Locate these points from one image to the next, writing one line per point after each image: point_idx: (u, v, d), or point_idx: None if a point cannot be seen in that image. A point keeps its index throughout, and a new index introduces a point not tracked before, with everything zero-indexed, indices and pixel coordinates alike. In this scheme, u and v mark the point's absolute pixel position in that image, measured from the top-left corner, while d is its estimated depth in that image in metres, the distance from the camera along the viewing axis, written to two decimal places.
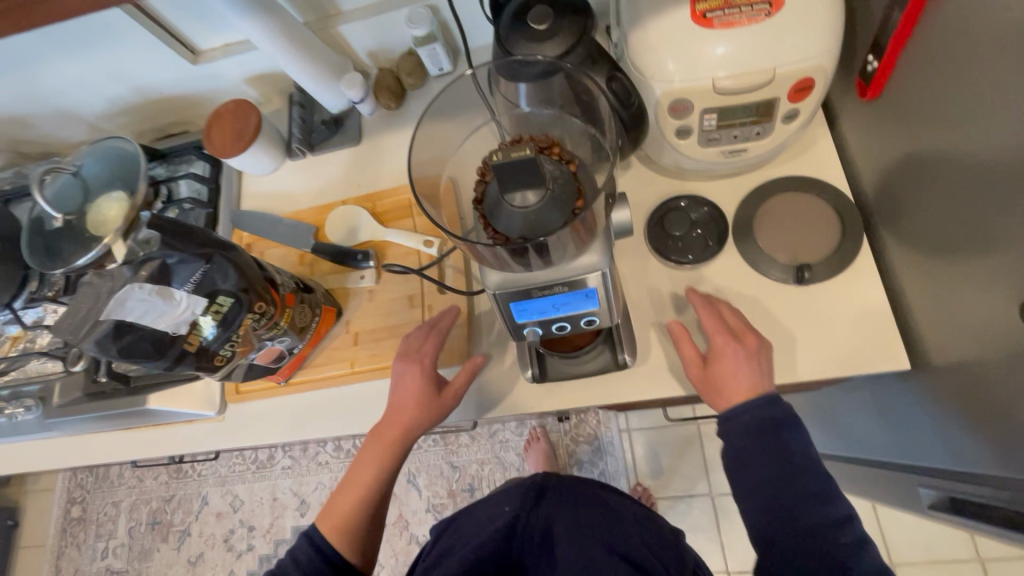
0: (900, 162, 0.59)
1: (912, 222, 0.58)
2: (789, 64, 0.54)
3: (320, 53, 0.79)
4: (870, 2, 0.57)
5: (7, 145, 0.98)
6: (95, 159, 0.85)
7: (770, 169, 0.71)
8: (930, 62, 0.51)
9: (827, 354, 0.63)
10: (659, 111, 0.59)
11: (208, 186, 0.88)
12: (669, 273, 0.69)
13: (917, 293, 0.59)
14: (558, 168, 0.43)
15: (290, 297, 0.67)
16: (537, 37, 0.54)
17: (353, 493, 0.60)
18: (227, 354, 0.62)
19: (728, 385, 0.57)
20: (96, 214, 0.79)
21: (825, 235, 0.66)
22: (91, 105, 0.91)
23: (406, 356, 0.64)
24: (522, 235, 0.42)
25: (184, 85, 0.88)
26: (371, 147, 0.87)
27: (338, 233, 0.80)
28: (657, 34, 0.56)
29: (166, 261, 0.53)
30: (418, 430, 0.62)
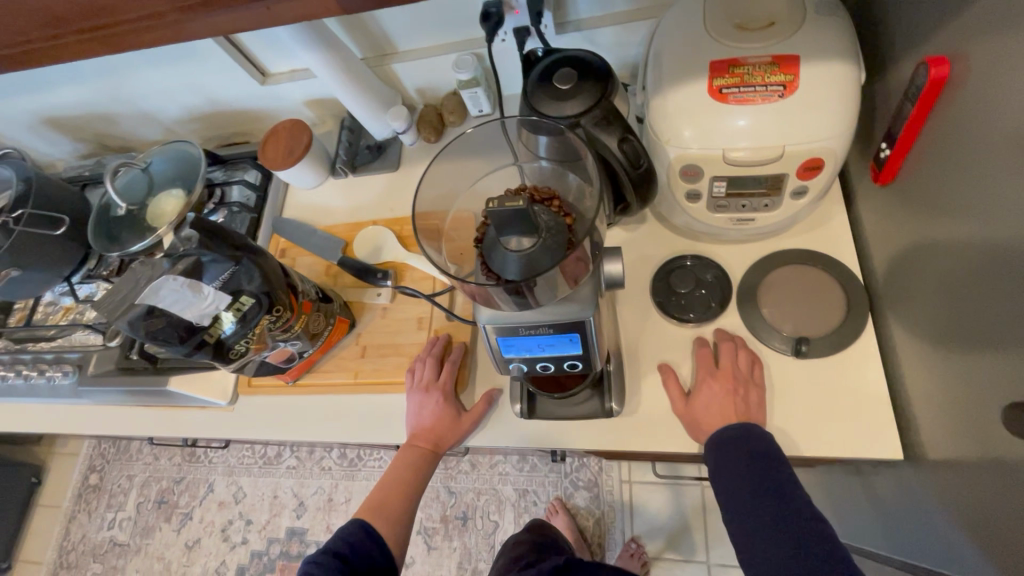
0: (909, 249, 0.59)
1: (916, 309, 0.58)
2: (799, 144, 0.56)
3: (372, 86, 0.86)
4: (890, 93, 0.59)
5: (94, 138, 1.10)
6: (163, 158, 0.95)
7: (782, 240, 0.72)
8: (941, 155, 0.52)
9: (819, 430, 0.62)
10: (671, 174, 0.62)
11: (256, 194, 0.96)
12: (669, 329, 0.71)
13: (917, 383, 0.58)
14: (553, 218, 0.47)
15: (307, 305, 0.73)
16: (560, 96, 0.58)
17: (382, 495, 0.70)
18: (242, 349, 0.67)
19: (702, 420, 0.61)
20: (155, 208, 0.90)
21: (829, 312, 0.66)
22: (169, 111, 1.01)
23: (426, 388, 0.71)
24: (517, 278, 0.45)
25: (250, 102, 0.98)
26: (407, 175, 0.93)
27: (364, 250, 0.86)
28: (674, 103, 0.59)
29: (200, 259, 0.58)
30: (441, 450, 0.71)
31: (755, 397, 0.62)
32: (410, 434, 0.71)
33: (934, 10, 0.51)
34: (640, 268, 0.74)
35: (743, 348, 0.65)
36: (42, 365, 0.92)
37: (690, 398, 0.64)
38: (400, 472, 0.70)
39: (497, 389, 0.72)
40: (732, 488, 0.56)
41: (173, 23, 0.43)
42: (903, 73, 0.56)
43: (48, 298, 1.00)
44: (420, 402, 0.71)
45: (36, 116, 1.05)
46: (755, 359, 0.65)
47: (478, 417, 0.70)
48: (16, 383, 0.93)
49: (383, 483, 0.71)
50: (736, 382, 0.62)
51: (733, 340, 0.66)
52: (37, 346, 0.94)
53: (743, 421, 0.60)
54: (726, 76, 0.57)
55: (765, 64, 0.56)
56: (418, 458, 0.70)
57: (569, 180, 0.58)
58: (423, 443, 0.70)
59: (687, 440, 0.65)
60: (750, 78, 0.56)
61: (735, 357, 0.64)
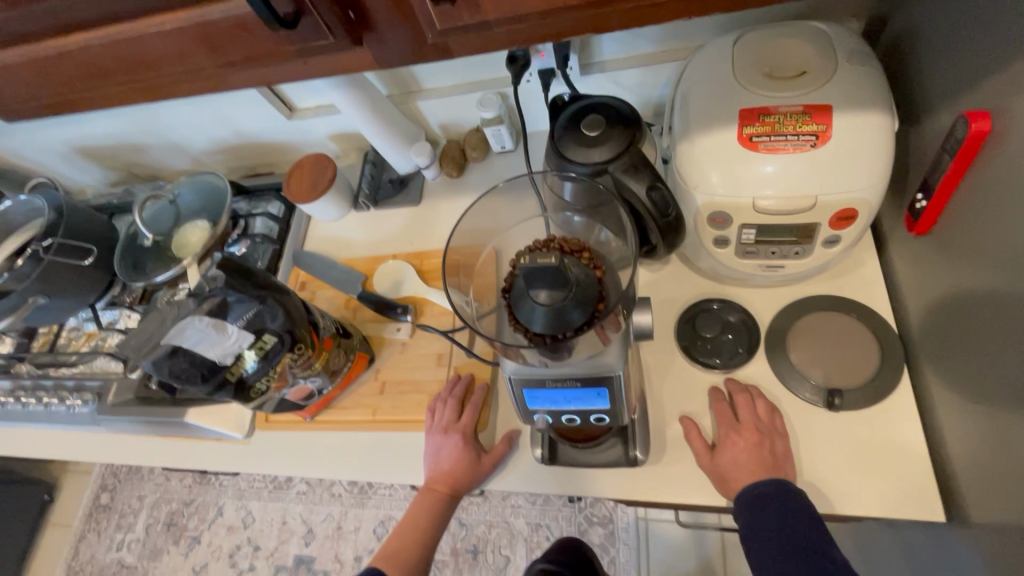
0: (946, 301, 0.57)
1: (955, 365, 0.56)
2: (831, 194, 0.55)
3: (397, 123, 0.87)
4: (925, 142, 0.58)
5: (124, 166, 1.13)
6: (191, 190, 0.96)
7: (811, 284, 0.70)
8: (980, 209, 0.51)
9: (855, 488, 0.59)
10: (698, 220, 0.61)
11: (278, 225, 0.97)
12: (694, 374, 0.69)
13: (957, 441, 0.56)
14: (583, 271, 0.46)
15: (328, 341, 0.72)
16: (588, 143, 0.58)
17: (400, 539, 0.71)
18: (262, 387, 0.67)
19: (731, 479, 0.59)
20: (181, 238, 0.91)
21: (862, 362, 0.64)
22: (197, 142, 1.03)
23: (445, 430, 0.70)
24: (544, 330, 0.44)
25: (277, 135, 0.99)
26: (428, 209, 0.93)
27: (384, 285, 0.86)
28: (703, 150, 0.58)
29: (226, 299, 0.59)
30: (461, 494, 0.69)
31: (783, 450, 0.60)
32: (427, 477, 0.70)
33: (972, 63, 0.50)
34: (665, 310, 0.73)
35: (759, 397, 0.64)
36: (63, 393, 0.92)
37: (716, 450, 0.62)
38: (419, 515, 0.70)
39: (517, 430, 0.71)
40: (768, 553, 0.54)
41: (212, 76, 0.44)
42: (940, 123, 0.55)
43: (71, 324, 1.00)
44: (438, 445, 0.69)
45: (70, 146, 1.08)
46: (774, 406, 0.63)
47: (497, 460, 0.68)
48: (36, 409, 0.94)
49: (403, 528, 0.71)
50: (760, 434, 0.60)
51: (748, 391, 0.64)
52: (58, 372, 0.94)
53: (772, 478, 0.57)
54: (756, 124, 0.56)
55: (797, 113, 0.55)
56: (436, 501, 0.69)
57: (604, 240, 0.57)
58: (440, 487, 0.69)
59: (713, 493, 0.62)
60: (781, 127, 0.55)
61: (754, 408, 0.63)
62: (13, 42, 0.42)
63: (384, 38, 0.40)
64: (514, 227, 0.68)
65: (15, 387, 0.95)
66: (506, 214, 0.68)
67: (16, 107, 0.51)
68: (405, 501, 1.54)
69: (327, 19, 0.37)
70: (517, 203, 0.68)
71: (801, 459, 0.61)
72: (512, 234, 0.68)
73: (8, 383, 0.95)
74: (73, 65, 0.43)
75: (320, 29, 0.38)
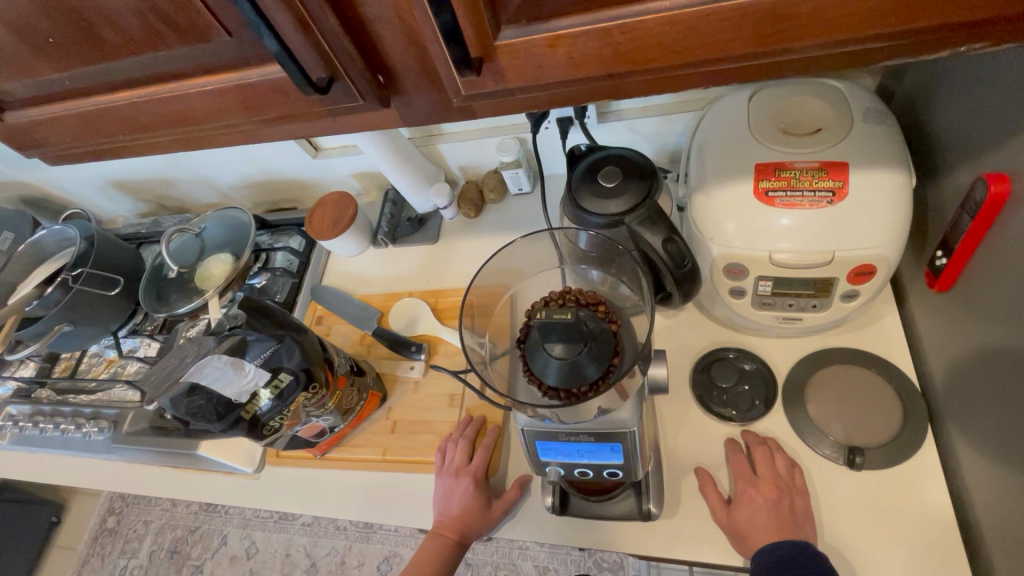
0: (969, 359, 0.56)
1: (981, 427, 0.54)
2: (849, 250, 0.55)
3: (418, 165, 0.90)
4: (944, 200, 0.58)
5: (155, 199, 1.17)
6: (216, 224, 0.99)
7: (829, 335, 0.70)
8: (1003, 269, 0.50)
9: (878, 552, 0.56)
10: (714, 271, 0.62)
11: (298, 259, 0.99)
12: (709, 424, 0.68)
13: (985, 507, 0.54)
14: (598, 324, 0.46)
15: (342, 379, 0.73)
16: (605, 194, 0.59)
17: None
18: (275, 425, 0.67)
19: (749, 537, 0.57)
20: (204, 271, 0.93)
21: (883, 419, 0.62)
22: (225, 178, 1.07)
23: (456, 474, 0.69)
24: (558, 383, 0.44)
25: (302, 173, 1.03)
26: (445, 248, 0.95)
27: (399, 322, 0.87)
28: (718, 202, 0.59)
29: (245, 338, 0.59)
30: (470, 540, 0.67)
31: (803, 509, 0.58)
32: (435, 522, 0.68)
33: (988, 126, 0.50)
34: (679, 357, 0.72)
35: (777, 451, 0.62)
36: (80, 420, 0.93)
37: (732, 506, 0.60)
38: (427, 561, 0.68)
39: (528, 475, 0.70)
40: None
41: (246, 130, 0.46)
42: (958, 181, 0.55)
43: (93, 350, 1.02)
44: (448, 488, 0.68)
45: (105, 179, 1.13)
46: (792, 461, 0.61)
47: (508, 506, 0.67)
48: (52, 435, 0.95)
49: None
50: (779, 491, 0.58)
51: (766, 445, 0.63)
52: (77, 399, 0.96)
53: (793, 538, 0.55)
54: (772, 178, 0.57)
55: (812, 169, 0.56)
56: (444, 548, 0.68)
57: (621, 291, 0.59)
58: (449, 533, 0.67)
59: (728, 550, 0.60)
60: (797, 183, 0.56)
61: (772, 463, 0.61)
62: (63, 98, 0.45)
63: (411, 99, 0.42)
64: (531, 275, 0.68)
65: (34, 412, 0.97)
66: (525, 261, 0.67)
67: (61, 153, 0.54)
68: (411, 537, 1.51)
69: (357, 84, 0.39)
70: (534, 255, 0.67)
71: (820, 518, 0.59)
72: (527, 283, 0.68)
73: (29, 407, 0.98)
74: (117, 119, 0.46)
75: (350, 93, 0.39)
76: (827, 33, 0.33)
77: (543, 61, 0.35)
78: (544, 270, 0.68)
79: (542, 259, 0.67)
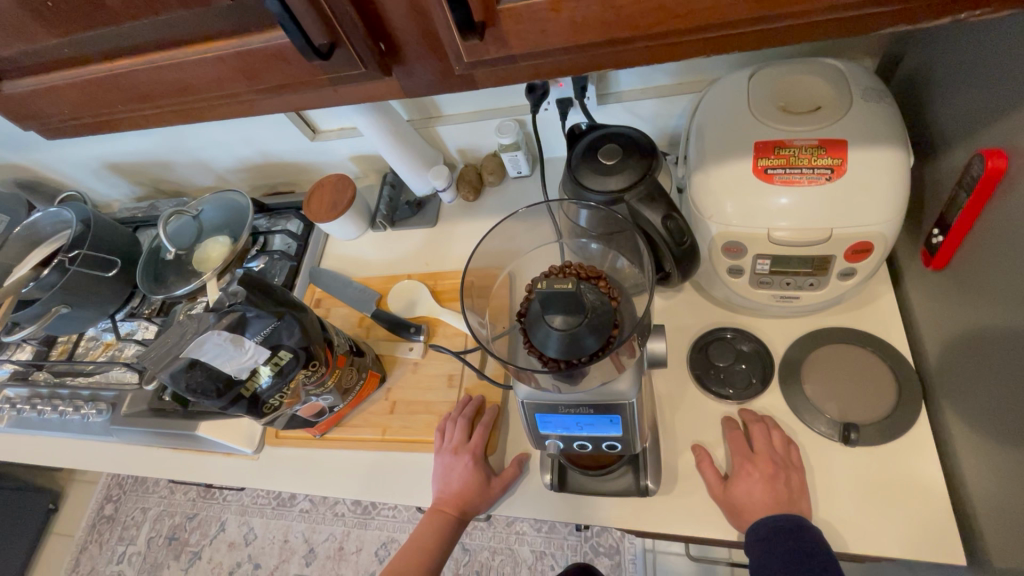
0: (963, 336, 0.57)
1: (973, 401, 0.55)
2: (847, 227, 0.55)
3: (417, 148, 0.90)
4: (942, 177, 0.58)
5: (151, 182, 1.17)
6: (213, 206, 0.99)
7: (825, 315, 0.70)
8: (998, 244, 0.51)
9: (872, 526, 0.57)
10: (713, 249, 0.62)
11: (297, 242, 0.99)
12: (707, 403, 0.68)
13: (976, 480, 0.54)
14: (599, 297, 0.46)
15: (342, 359, 0.73)
16: (604, 171, 0.59)
17: (405, 560, 0.70)
18: (275, 403, 0.68)
19: (745, 510, 0.58)
20: (201, 253, 0.93)
21: (877, 397, 0.63)
22: (222, 161, 1.07)
23: (455, 451, 0.69)
24: (559, 355, 0.45)
25: (299, 156, 1.02)
26: (444, 231, 0.95)
27: (397, 304, 0.87)
28: (718, 180, 0.59)
29: (245, 314, 0.59)
30: (470, 515, 0.68)
31: (798, 484, 0.59)
32: (435, 498, 0.69)
33: (986, 102, 0.50)
34: (677, 337, 0.73)
35: (774, 427, 0.63)
36: (78, 402, 0.93)
37: (729, 481, 0.61)
38: (427, 537, 0.69)
39: (527, 454, 0.71)
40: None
41: (247, 100, 0.46)
42: (955, 160, 0.56)
43: (90, 333, 1.02)
44: (447, 465, 0.69)
45: (100, 161, 1.12)
46: (789, 438, 0.62)
47: (507, 482, 0.68)
48: (50, 417, 0.94)
49: (409, 552, 0.70)
50: (776, 466, 0.59)
51: (763, 421, 0.63)
52: (75, 382, 0.95)
53: (786, 512, 0.56)
54: (771, 156, 0.57)
55: (812, 147, 0.56)
56: (444, 523, 0.68)
57: (620, 267, 0.59)
58: (448, 509, 0.68)
59: (725, 525, 0.61)
60: (796, 160, 0.56)
61: (769, 439, 0.62)
62: (62, 66, 0.45)
63: (412, 68, 0.42)
64: (528, 254, 0.69)
65: (31, 395, 0.97)
66: (523, 240, 0.68)
67: (58, 125, 0.54)
68: (409, 522, 1.52)
69: (359, 51, 0.39)
70: (532, 232, 0.68)
71: (815, 493, 0.60)
72: (525, 262, 0.69)
73: (26, 390, 0.97)
74: (116, 89, 0.46)
75: (352, 60, 0.39)
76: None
77: (545, 26, 0.35)
78: (541, 247, 0.69)
79: (540, 236, 0.68)
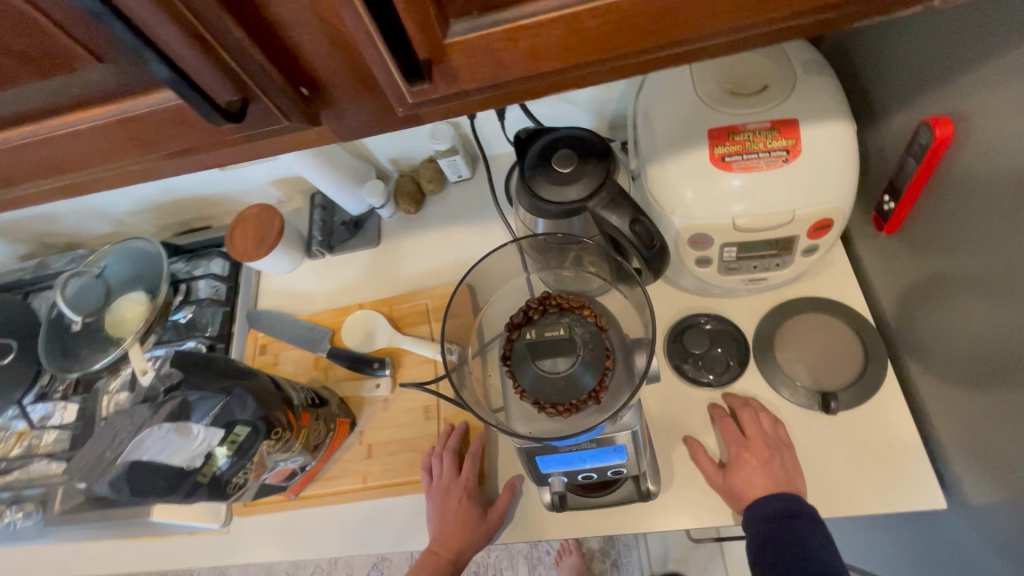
0: (918, 293, 0.59)
1: (939, 357, 0.57)
2: (808, 207, 0.55)
3: (347, 165, 0.83)
4: (885, 144, 0.59)
5: (36, 237, 1.01)
6: (118, 259, 0.87)
7: (788, 287, 0.71)
8: (949, 207, 0.52)
9: (858, 487, 0.60)
10: (679, 243, 0.61)
11: (225, 285, 0.89)
12: (690, 393, 0.68)
13: (947, 430, 0.58)
14: (588, 329, 0.44)
15: (306, 416, 0.66)
16: (561, 180, 0.55)
17: None
18: (239, 481, 0.60)
19: (747, 498, 0.58)
20: (114, 315, 0.82)
21: (847, 361, 0.66)
22: (119, 203, 0.94)
23: (445, 489, 0.66)
24: (556, 398, 0.43)
25: (211, 187, 0.91)
26: (389, 249, 0.88)
27: (354, 338, 0.80)
28: (676, 173, 0.57)
29: (187, 398, 0.51)
30: (471, 553, 0.65)
31: (792, 462, 0.60)
32: (430, 544, 0.65)
33: (924, 69, 0.51)
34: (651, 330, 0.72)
35: (761, 410, 0.63)
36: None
37: (726, 470, 0.61)
38: None
39: (519, 476, 0.68)
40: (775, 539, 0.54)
41: (145, 167, 0.39)
42: (897, 126, 0.57)
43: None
44: (441, 504, 0.66)
45: None
46: (775, 417, 0.63)
47: (503, 511, 0.65)
48: None
49: None
50: (769, 449, 0.60)
51: (750, 405, 0.64)
52: None
53: (787, 492, 0.57)
54: (726, 143, 0.56)
55: (765, 130, 0.55)
56: (442, 571, 0.64)
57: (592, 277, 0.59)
58: (443, 551, 0.64)
59: (726, 511, 0.62)
60: (752, 145, 0.55)
61: (759, 423, 0.62)
62: None
63: (343, 110, 0.37)
64: (498, 288, 0.64)
65: None
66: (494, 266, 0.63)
67: None
68: None
69: (278, 102, 0.34)
70: (498, 264, 0.63)
71: (803, 465, 0.62)
72: (495, 298, 0.64)
73: None
74: None
75: (272, 114, 0.34)
76: (801, 1, 0.30)
77: (501, 57, 0.31)
78: (510, 282, 0.64)
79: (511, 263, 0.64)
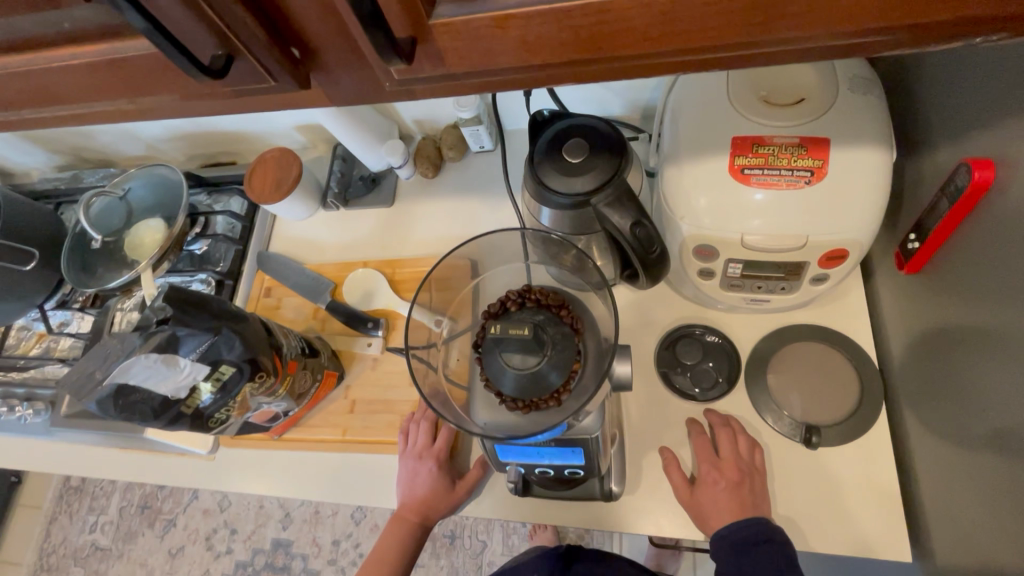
0: (926, 340, 0.56)
1: (933, 408, 0.55)
2: (823, 235, 0.52)
3: (370, 122, 0.83)
4: (924, 177, 0.55)
5: (72, 150, 1.04)
6: (142, 184, 0.89)
7: (795, 311, 0.69)
8: (976, 255, 0.48)
9: (825, 524, 0.59)
10: (683, 251, 0.58)
11: (241, 224, 0.91)
12: (673, 402, 0.67)
13: (928, 483, 0.56)
14: (559, 330, 0.45)
15: (293, 364, 0.68)
16: (570, 170, 0.53)
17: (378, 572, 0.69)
18: (222, 417, 0.63)
19: (710, 517, 0.58)
20: (133, 239, 0.85)
21: (840, 397, 0.63)
22: (150, 129, 0.95)
23: (419, 456, 0.68)
24: (517, 392, 0.44)
25: (237, 125, 0.92)
26: (401, 211, 0.88)
27: (353, 296, 0.81)
28: (690, 179, 0.55)
29: (175, 333, 0.53)
30: (437, 519, 0.67)
31: (762, 488, 0.59)
32: (399, 505, 0.68)
33: (976, 104, 0.47)
34: (645, 333, 0.71)
35: (740, 431, 0.62)
36: (13, 401, 0.86)
37: (694, 485, 0.61)
38: (393, 544, 0.68)
39: None
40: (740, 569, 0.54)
41: (146, 106, 0.40)
42: (939, 161, 0.52)
43: (20, 323, 0.93)
44: (412, 472, 0.68)
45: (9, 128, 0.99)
46: (754, 442, 0.62)
47: (471, 486, 0.67)
48: None
49: (375, 558, 0.69)
50: (741, 473, 0.59)
51: (729, 426, 0.62)
52: (7, 378, 0.88)
53: (752, 518, 0.57)
54: (749, 155, 0.52)
55: (792, 146, 0.51)
56: (409, 529, 0.68)
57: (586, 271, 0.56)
58: (411, 514, 0.67)
59: (687, 524, 0.62)
60: (775, 161, 0.52)
61: (735, 445, 0.61)
62: None
63: (336, 77, 0.38)
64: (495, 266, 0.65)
65: None
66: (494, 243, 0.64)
67: None
68: None
69: (266, 64, 0.34)
70: (499, 245, 0.64)
71: (774, 492, 0.61)
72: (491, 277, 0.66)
73: None
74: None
75: (259, 74, 0.34)
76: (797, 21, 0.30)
77: (490, 43, 0.31)
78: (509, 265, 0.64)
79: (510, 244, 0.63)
